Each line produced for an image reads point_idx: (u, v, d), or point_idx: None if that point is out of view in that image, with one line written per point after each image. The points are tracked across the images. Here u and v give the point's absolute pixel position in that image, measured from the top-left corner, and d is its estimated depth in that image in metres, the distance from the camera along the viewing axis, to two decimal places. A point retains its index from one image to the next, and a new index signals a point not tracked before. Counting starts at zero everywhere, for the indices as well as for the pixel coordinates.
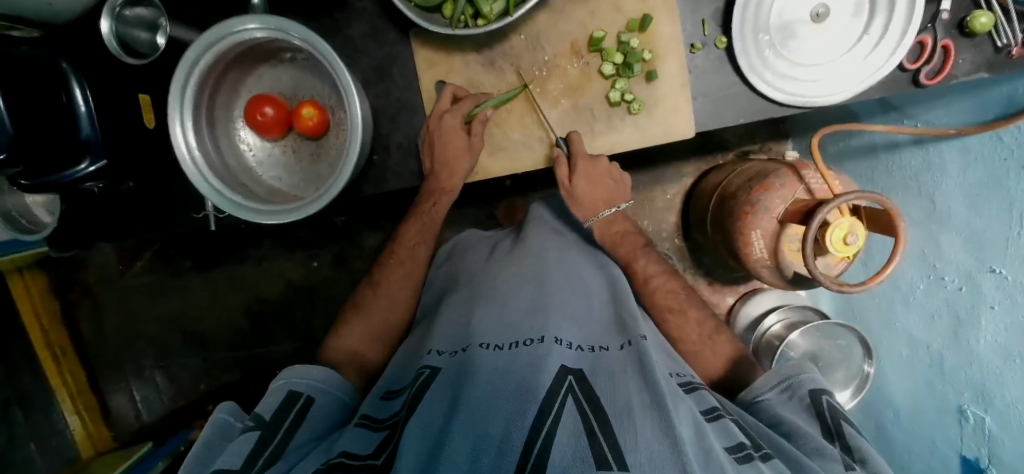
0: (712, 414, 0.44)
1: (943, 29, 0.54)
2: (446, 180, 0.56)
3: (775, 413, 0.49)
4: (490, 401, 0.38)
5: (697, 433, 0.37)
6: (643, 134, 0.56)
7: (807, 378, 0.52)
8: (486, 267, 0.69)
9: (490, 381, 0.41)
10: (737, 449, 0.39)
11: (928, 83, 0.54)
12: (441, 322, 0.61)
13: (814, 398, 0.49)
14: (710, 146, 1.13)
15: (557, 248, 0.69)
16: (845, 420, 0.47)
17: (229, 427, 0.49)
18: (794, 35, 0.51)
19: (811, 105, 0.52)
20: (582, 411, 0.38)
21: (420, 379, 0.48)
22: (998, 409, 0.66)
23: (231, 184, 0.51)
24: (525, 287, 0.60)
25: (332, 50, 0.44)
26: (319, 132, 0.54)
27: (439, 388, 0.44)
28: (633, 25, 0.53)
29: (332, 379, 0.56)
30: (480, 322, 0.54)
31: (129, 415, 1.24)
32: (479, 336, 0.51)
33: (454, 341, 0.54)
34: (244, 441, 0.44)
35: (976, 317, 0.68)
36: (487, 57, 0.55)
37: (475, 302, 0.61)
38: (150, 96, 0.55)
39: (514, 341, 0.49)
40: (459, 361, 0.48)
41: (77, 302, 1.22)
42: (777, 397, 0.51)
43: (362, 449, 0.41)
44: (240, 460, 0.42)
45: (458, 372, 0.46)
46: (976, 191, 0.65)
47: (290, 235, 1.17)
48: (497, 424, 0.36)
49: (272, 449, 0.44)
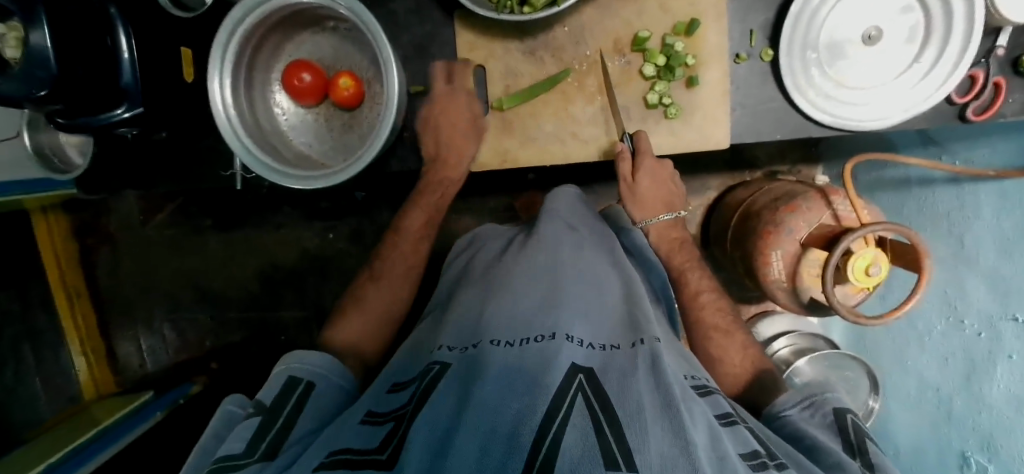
0: (727, 418, 0.44)
1: (996, 66, 0.52)
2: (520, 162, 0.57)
3: (796, 426, 0.50)
4: (499, 398, 0.39)
5: (712, 440, 0.37)
6: (677, 139, 0.55)
7: (831, 397, 0.52)
8: (503, 260, 0.69)
9: (501, 379, 0.41)
10: (752, 456, 0.38)
11: (976, 119, 0.52)
12: (455, 316, 0.61)
13: (838, 416, 0.50)
14: (739, 162, 1.11)
15: (574, 244, 0.69)
16: (869, 439, 0.47)
17: (236, 418, 0.50)
18: (843, 55, 0.50)
19: (852, 129, 0.51)
20: (590, 407, 0.38)
21: (428, 375, 0.48)
22: (1003, 460, 0.66)
23: (264, 146, 0.51)
24: (540, 282, 0.60)
25: (375, 21, 0.44)
26: (354, 104, 0.54)
27: (449, 382, 0.44)
28: (680, 28, 0.52)
29: (331, 367, 0.57)
30: (492, 317, 0.55)
31: (135, 363, 1.26)
32: (491, 333, 0.51)
33: (463, 335, 0.55)
34: (246, 427, 0.45)
35: (992, 364, 0.67)
36: (527, 46, 0.55)
37: (489, 295, 0.61)
38: (191, 50, 0.55)
39: (524, 339, 0.49)
40: (468, 358, 0.48)
41: (96, 248, 1.24)
42: (798, 413, 0.52)
43: (365, 445, 0.40)
44: (243, 445, 0.42)
45: (470, 366, 0.46)
46: (1008, 235, 0.64)
47: (309, 204, 1.18)
48: (505, 422, 0.36)
49: (274, 434, 0.44)
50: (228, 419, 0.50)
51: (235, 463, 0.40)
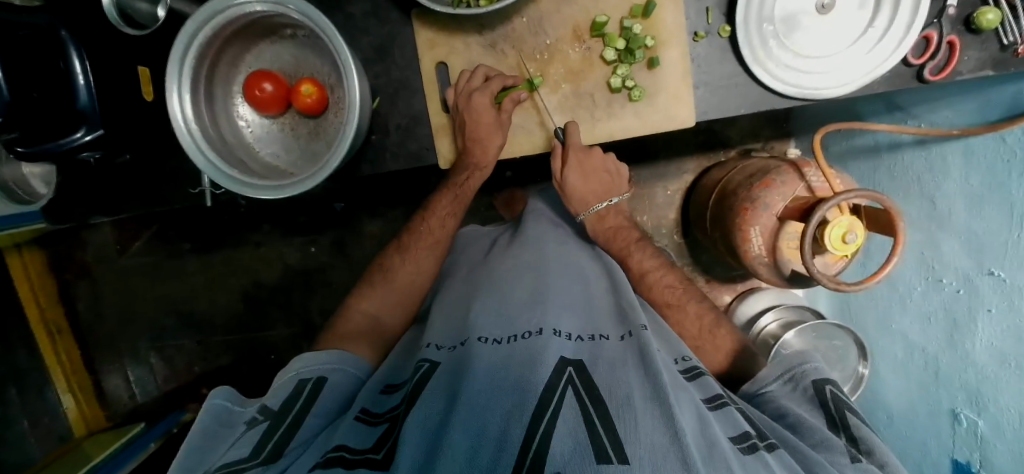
0: (717, 401, 0.44)
1: (949, 25, 0.53)
2: (479, 156, 0.56)
3: (778, 403, 0.50)
4: (489, 396, 0.39)
5: (700, 425, 0.37)
6: (642, 121, 0.55)
7: (810, 369, 0.52)
8: (485, 261, 0.70)
9: (488, 376, 0.41)
10: (742, 438, 0.39)
11: (933, 79, 0.53)
12: (440, 315, 0.61)
13: (817, 389, 0.50)
14: (712, 143, 1.12)
15: (554, 240, 0.70)
16: (850, 412, 0.47)
17: (229, 413, 0.48)
18: (799, 27, 0.51)
19: (813, 98, 0.51)
20: (581, 401, 0.38)
21: (419, 371, 0.48)
22: (993, 415, 0.67)
23: (227, 158, 0.51)
24: (524, 279, 0.60)
25: (330, 24, 0.43)
26: (318, 110, 0.53)
27: (440, 380, 0.44)
28: (636, 11, 0.52)
29: (343, 360, 0.56)
30: (478, 315, 0.54)
31: (124, 395, 1.24)
32: (478, 330, 0.51)
33: (450, 335, 0.55)
34: (254, 432, 0.44)
35: (973, 321, 0.69)
36: (487, 39, 0.54)
37: (475, 294, 0.61)
38: (149, 69, 0.54)
39: (512, 335, 0.49)
40: (457, 356, 0.48)
41: (75, 282, 1.22)
42: (780, 388, 0.52)
43: (360, 444, 0.40)
44: (248, 450, 0.42)
45: (457, 364, 0.46)
46: (977, 193, 0.66)
47: (288, 219, 1.17)
48: (495, 422, 0.36)
49: (281, 435, 0.44)
50: (218, 416, 0.48)
51: (241, 467, 0.39)
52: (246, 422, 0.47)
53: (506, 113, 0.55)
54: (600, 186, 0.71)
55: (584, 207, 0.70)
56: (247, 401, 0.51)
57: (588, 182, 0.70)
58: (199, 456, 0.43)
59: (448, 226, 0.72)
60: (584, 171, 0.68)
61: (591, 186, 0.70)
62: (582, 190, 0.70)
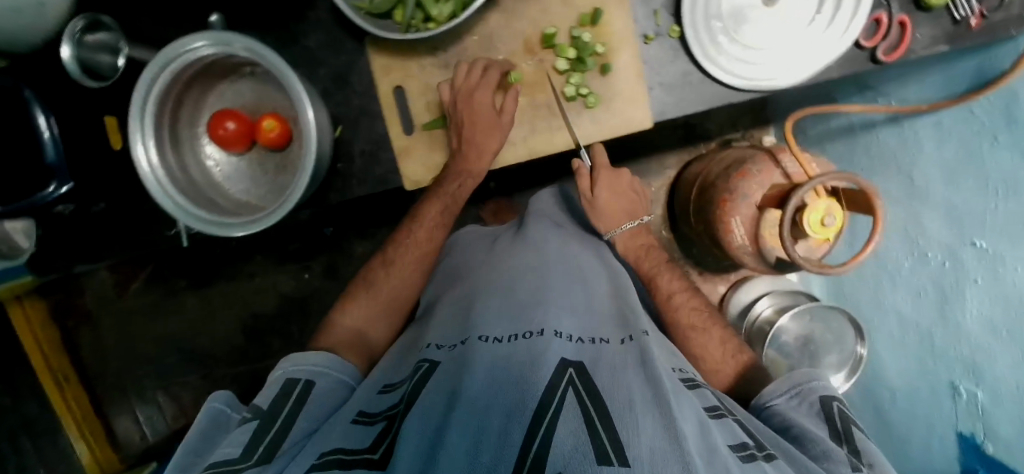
0: (716, 412, 0.44)
1: (899, 5, 0.53)
2: (474, 162, 0.55)
3: (784, 416, 0.50)
4: (489, 399, 0.39)
5: (701, 432, 0.37)
6: (600, 127, 0.56)
7: (818, 385, 0.53)
8: (485, 261, 0.71)
9: (489, 377, 0.42)
10: (741, 447, 0.39)
11: (887, 60, 0.53)
12: (436, 322, 0.61)
13: (824, 404, 0.50)
14: (692, 136, 1.13)
15: (556, 241, 0.71)
16: (855, 427, 0.48)
17: (226, 417, 0.49)
18: (746, 20, 0.51)
19: (767, 89, 0.52)
20: (581, 402, 0.38)
21: (419, 372, 0.48)
22: (990, 384, 0.66)
23: (195, 199, 0.51)
24: (523, 282, 0.61)
25: (280, 59, 0.44)
26: (282, 144, 0.54)
27: (440, 380, 0.45)
28: (585, 19, 0.53)
29: (334, 362, 0.56)
30: (478, 314, 0.56)
31: (136, 436, 1.26)
32: (479, 329, 0.52)
33: (450, 335, 0.56)
34: (244, 431, 0.44)
35: (962, 292, 0.68)
36: (442, 60, 0.55)
37: (474, 296, 0.62)
38: (116, 118, 0.55)
39: (512, 334, 0.49)
40: (456, 354, 0.49)
41: (76, 328, 1.23)
42: (786, 402, 0.52)
43: (358, 445, 0.41)
44: (238, 450, 0.41)
45: (458, 363, 0.47)
46: (953, 164, 0.66)
47: (279, 247, 1.19)
48: (495, 421, 0.36)
49: (272, 437, 0.44)
50: (216, 419, 0.49)
51: (232, 467, 0.39)
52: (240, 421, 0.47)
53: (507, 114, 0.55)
54: (626, 206, 0.75)
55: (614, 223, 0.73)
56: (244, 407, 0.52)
57: (617, 201, 0.74)
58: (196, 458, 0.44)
59: (436, 236, 0.70)
60: (613, 187, 0.73)
61: (618, 205, 0.73)
62: (610, 207, 0.73)
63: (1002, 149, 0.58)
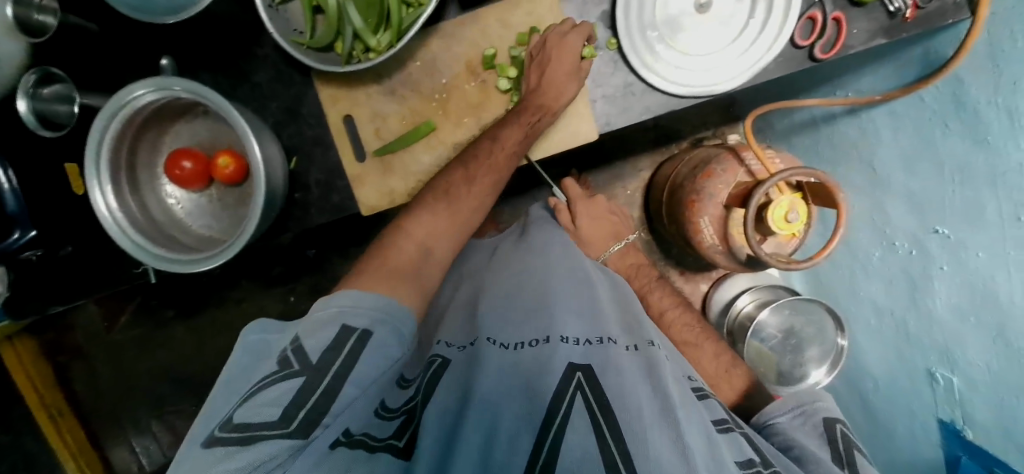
0: (723, 425, 0.46)
1: (831, 2, 0.54)
2: (486, 156, 0.55)
3: (787, 434, 0.52)
4: (499, 397, 0.45)
5: (707, 444, 0.40)
6: (547, 140, 0.57)
7: (823, 407, 0.54)
8: (491, 266, 0.73)
9: (500, 385, 0.46)
10: (748, 464, 0.41)
11: (823, 58, 0.54)
12: (448, 326, 0.64)
13: (827, 426, 0.52)
14: (662, 137, 1.15)
15: (558, 245, 0.72)
16: (858, 451, 0.49)
17: (262, 345, 0.46)
18: (681, 28, 0.52)
19: (707, 94, 0.52)
20: (590, 411, 0.42)
21: (432, 368, 0.53)
22: (964, 370, 0.67)
23: (156, 239, 0.52)
24: (529, 287, 0.63)
25: (224, 100, 0.45)
26: (239, 179, 0.56)
27: (453, 379, 0.50)
28: (522, 39, 0.54)
29: (392, 309, 0.48)
30: (489, 318, 0.59)
31: (133, 466, 1.29)
32: (485, 332, 0.57)
33: (462, 336, 0.60)
34: (288, 385, 0.37)
35: (930, 279, 0.69)
36: (387, 87, 0.56)
37: (479, 304, 0.64)
38: (76, 165, 0.57)
39: (520, 342, 0.53)
40: (467, 355, 0.54)
41: (69, 364, 1.26)
42: (789, 420, 0.54)
43: (382, 433, 0.42)
44: (278, 413, 0.34)
45: (470, 365, 0.51)
46: (909, 152, 0.68)
47: (264, 272, 1.21)
48: (506, 424, 0.42)
49: (315, 401, 0.37)
50: (252, 348, 0.45)
51: (262, 436, 0.33)
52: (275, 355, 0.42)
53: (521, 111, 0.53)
54: (609, 231, 0.84)
55: (602, 246, 0.81)
56: (281, 331, 0.48)
57: (598, 229, 0.83)
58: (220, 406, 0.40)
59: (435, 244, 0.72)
60: (591, 217, 0.82)
61: (600, 232, 0.83)
62: (594, 235, 0.82)
63: (953, 136, 0.59)
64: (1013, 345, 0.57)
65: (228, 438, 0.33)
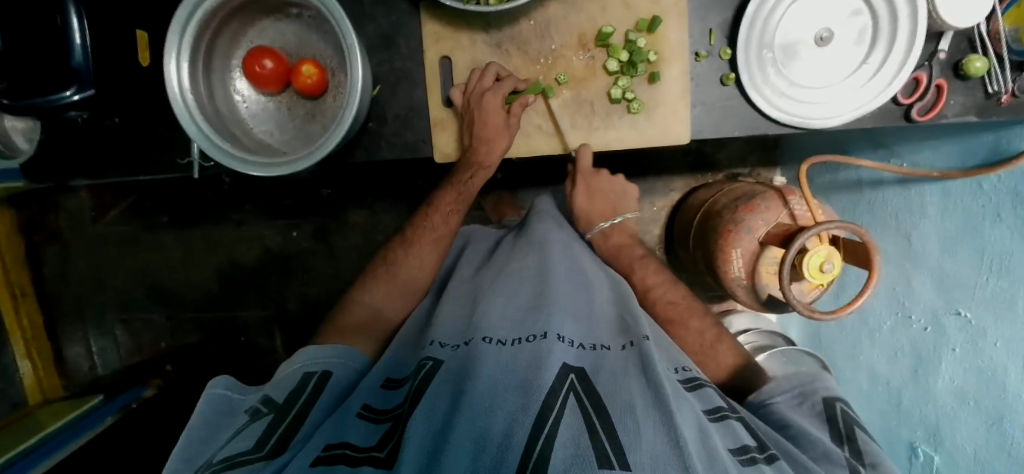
0: (717, 413, 0.44)
1: (939, 69, 0.57)
2: (484, 154, 0.60)
3: (782, 415, 0.49)
4: (491, 397, 0.37)
5: (701, 435, 0.36)
6: (640, 132, 0.60)
7: (820, 386, 0.53)
8: (489, 268, 0.67)
9: (491, 379, 0.39)
10: (741, 450, 0.38)
11: (921, 119, 0.57)
12: (440, 315, 0.59)
13: (827, 404, 0.50)
14: (701, 164, 1.15)
15: (559, 244, 0.69)
16: (859, 428, 0.48)
17: (231, 404, 0.48)
18: (797, 56, 0.55)
19: (803, 125, 0.56)
20: (585, 410, 0.36)
21: (421, 371, 0.46)
22: (948, 450, 0.70)
23: (219, 130, 0.52)
24: (526, 285, 0.59)
25: (337, 3, 0.46)
26: (317, 91, 0.56)
27: (444, 378, 0.43)
28: (642, 25, 0.57)
29: (336, 354, 0.56)
30: (481, 316, 0.53)
31: (85, 366, 1.24)
32: (482, 331, 0.50)
33: (456, 334, 0.53)
34: (256, 426, 0.42)
35: (937, 357, 0.71)
36: (494, 38, 0.60)
37: (478, 297, 0.60)
38: (147, 33, 0.53)
39: (517, 338, 0.47)
40: (461, 355, 0.47)
41: (43, 245, 1.19)
42: (788, 401, 0.52)
43: (363, 441, 0.39)
44: (250, 444, 0.40)
45: (460, 365, 0.44)
46: (951, 234, 0.67)
47: (272, 201, 1.16)
48: (498, 424, 0.34)
49: (284, 429, 0.42)
50: (220, 406, 0.47)
51: (242, 460, 0.37)
52: (249, 413, 0.46)
53: (514, 117, 0.60)
54: (604, 206, 0.78)
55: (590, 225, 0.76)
56: (247, 390, 0.51)
57: (595, 204, 0.78)
58: (204, 444, 0.43)
59: (450, 224, 0.71)
60: (590, 192, 0.76)
61: (596, 207, 0.77)
62: (588, 210, 0.77)
63: (1002, 228, 0.59)
64: (1010, 438, 0.59)
65: (212, 467, 0.36)
